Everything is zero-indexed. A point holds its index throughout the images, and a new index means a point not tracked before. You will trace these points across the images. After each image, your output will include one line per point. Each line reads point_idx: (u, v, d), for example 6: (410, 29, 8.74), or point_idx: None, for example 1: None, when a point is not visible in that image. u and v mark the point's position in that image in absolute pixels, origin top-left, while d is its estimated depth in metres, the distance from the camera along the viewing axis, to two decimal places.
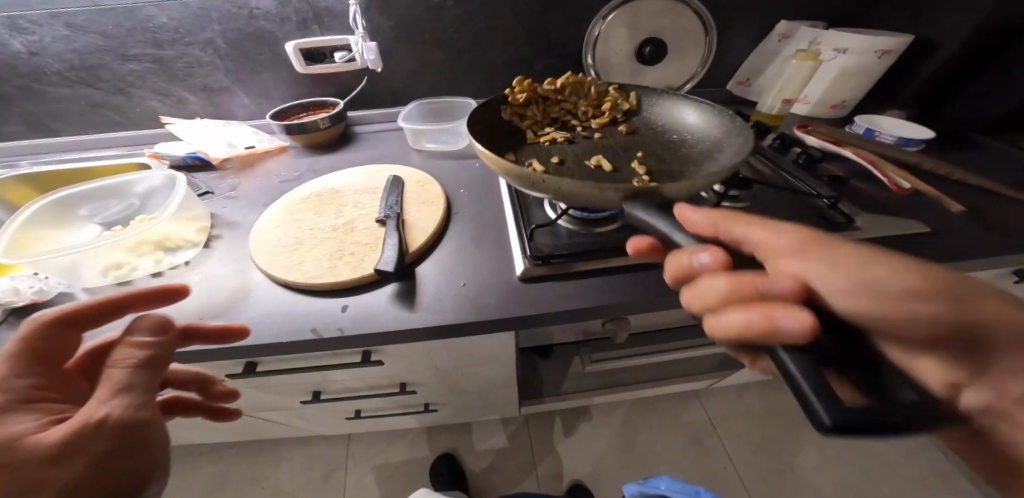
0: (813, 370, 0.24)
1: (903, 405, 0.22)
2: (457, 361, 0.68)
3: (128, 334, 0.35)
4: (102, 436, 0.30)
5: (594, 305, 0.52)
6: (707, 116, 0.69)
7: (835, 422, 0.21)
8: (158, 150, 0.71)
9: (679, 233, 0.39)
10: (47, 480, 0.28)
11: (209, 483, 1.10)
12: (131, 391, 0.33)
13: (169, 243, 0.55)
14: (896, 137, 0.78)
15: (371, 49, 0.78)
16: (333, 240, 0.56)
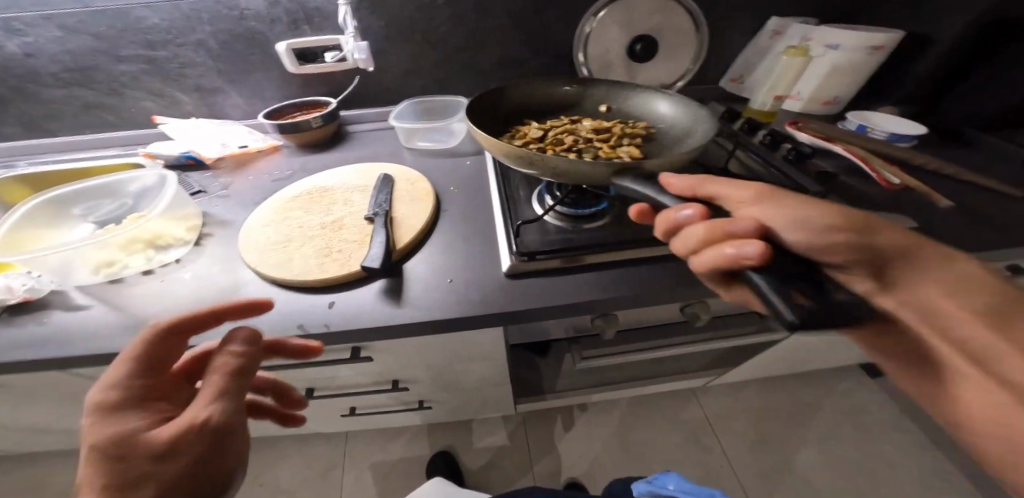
0: (775, 284, 0.31)
1: (833, 306, 0.30)
2: (447, 358, 0.68)
3: (228, 344, 0.36)
4: (203, 439, 0.31)
5: (580, 301, 0.52)
6: (679, 104, 0.71)
7: (797, 319, 0.28)
8: (153, 150, 0.72)
9: (663, 195, 0.45)
10: (151, 479, 0.29)
11: None
12: (227, 399, 0.33)
13: (160, 241, 0.55)
14: (887, 133, 0.78)
15: (361, 49, 0.78)
16: (322, 237, 0.56)
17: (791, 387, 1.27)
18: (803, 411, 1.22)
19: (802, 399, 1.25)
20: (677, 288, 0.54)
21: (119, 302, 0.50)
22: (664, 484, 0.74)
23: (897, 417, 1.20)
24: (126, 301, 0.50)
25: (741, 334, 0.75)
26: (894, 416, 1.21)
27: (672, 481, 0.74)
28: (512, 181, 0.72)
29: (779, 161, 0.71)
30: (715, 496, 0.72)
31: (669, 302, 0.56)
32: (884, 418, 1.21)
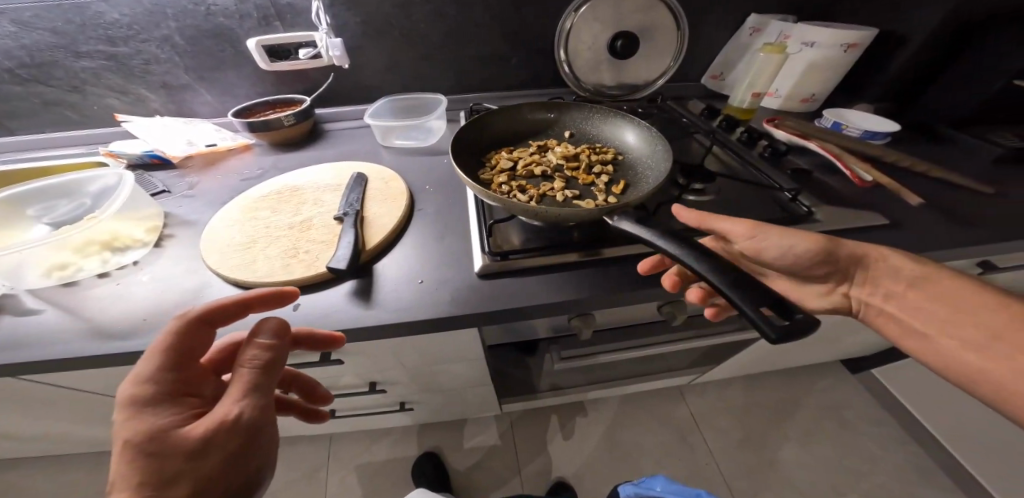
0: (756, 308, 0.36)
1: (794, 321, 0.35)
2: (424, 360, 0.67)
3: (252, 341, 0.36)
4: (234, 436, 0.33)
5: (552, 302, 0.51)
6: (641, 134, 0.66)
7: (776, 336, 0.34)
8: (114, 149, 0.70)
9: (659, 237, 0.44)
10: (187, 472, 0.31)
11: None
12: (255, 393, 0.35)
13: (117, 242, 0.53)
14: (862, 130, 0.79)
15: (336, 46, 0.76)
16: (288, 238, 0.55)
17: (775, 384, 1.28)
18: (786, 407, 1.23)
19: (785, 395, 1.26)
20: (650, 286, 0.54)
21: (73, 306, 0.48)
22: (652, 485, 0.75)
23: (877, 411, 1.22)
24: (80, 304, 0.48)
25: (720, 331, 0.75)
26: (874, 411, 1.22)
27: (660, 482, 0.74)
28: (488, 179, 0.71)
29: (754, 158, 0.71)
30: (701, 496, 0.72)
31: (641, 302, 0.56)
32: (865, 414, 1.22)
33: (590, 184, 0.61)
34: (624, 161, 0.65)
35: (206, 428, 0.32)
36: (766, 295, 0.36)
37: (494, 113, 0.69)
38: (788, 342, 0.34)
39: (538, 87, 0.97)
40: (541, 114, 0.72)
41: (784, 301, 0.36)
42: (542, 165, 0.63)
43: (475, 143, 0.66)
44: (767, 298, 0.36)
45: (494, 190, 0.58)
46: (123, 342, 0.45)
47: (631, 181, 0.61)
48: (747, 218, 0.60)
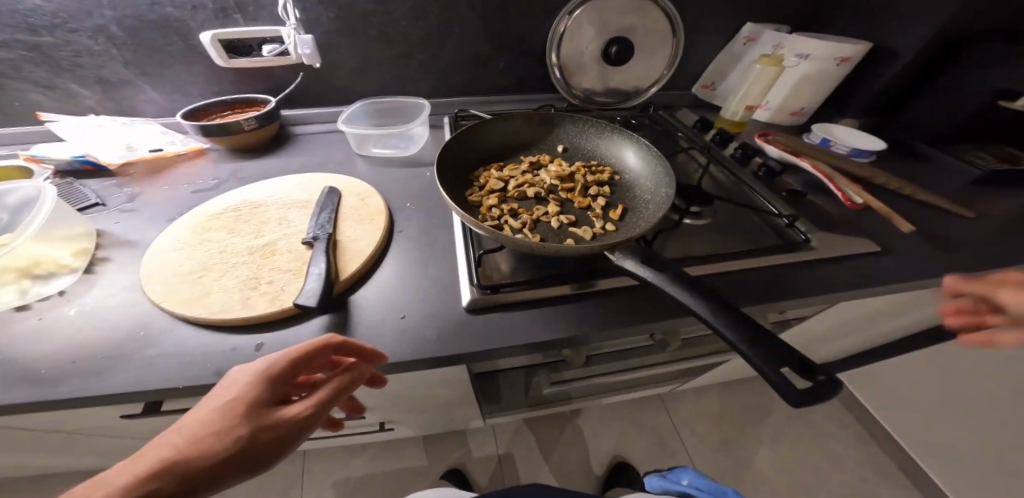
0: (778, 367, 0.32)
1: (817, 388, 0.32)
2: (404, 387, 0.61)
3: (361, 370, 0.40)
4: (285, 433, 0.35)
5: (547, 338, 0.47)
6: (637, 153, 0.62)
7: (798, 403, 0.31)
8: (35, 153, 0.60)
9: (669, 282, 0.40)
10: (252, 445, 0.33)
11: None
12: (320, 408, 0.38)
13: (39, 269, 0.45)
14: (850, 147, 0.78)
15: (305, 43, 0.70)
16: (249, 265, 0.48)
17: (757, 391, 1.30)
18: (759, 411, 1.24)
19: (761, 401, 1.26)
20: (648, 321, 0.50)
21: None
22: (676, 480, 0.73)
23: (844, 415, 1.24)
24: None
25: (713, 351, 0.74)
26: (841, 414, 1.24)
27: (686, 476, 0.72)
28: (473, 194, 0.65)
29: (750, 177, 0.68)
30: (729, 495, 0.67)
31: (640, 333, 0.52)
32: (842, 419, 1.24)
33: (587, 207, 0.57)
34: (620, 182, 0.61)
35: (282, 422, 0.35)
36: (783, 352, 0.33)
37: (482, 124, 0.64)
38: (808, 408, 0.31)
39: (524, 92, 0.92)
40: (534, 126, 0.67)
41: (801, 358, 0.34)
42: (534, 186, 0.58)
43: (460, 159, 0.61)
44: (782, 354, 0.33)
45: (483, 216, 0.53)
46: (42, 396, 0.37)
47: (629, 205, 0.57)
48: (743, 246, 0.57)
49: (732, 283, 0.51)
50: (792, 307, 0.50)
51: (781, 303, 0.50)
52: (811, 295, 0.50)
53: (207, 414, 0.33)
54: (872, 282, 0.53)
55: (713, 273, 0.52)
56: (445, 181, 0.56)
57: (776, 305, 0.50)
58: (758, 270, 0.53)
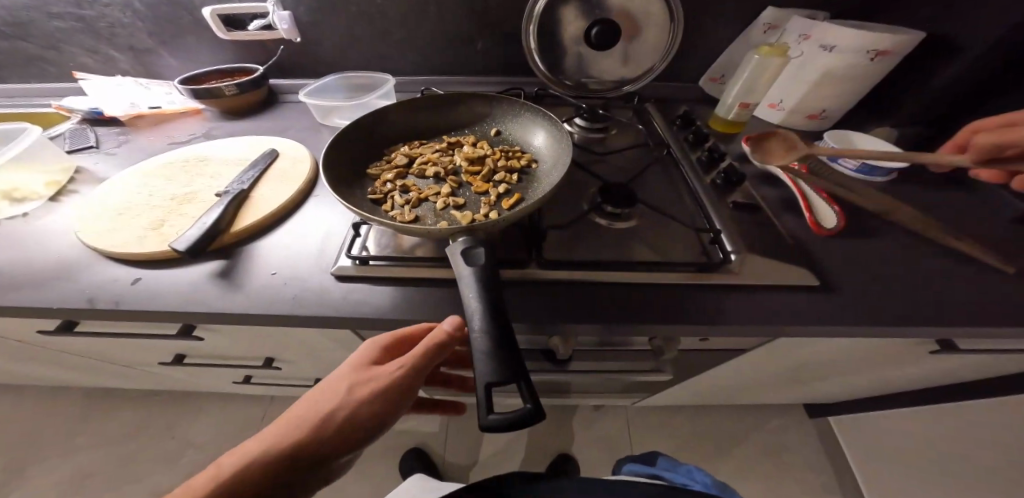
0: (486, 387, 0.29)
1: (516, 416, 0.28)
2: (297, 343, 0.64)
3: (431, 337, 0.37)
4: (342, 428, 0.36)
5: (389, 317, 0.47)
6: (560, 143, 0.58)
7: (485, 425, 0.29)
8: (64, 103, 0.73)
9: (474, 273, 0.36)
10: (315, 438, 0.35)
11: (129, 427, 1.17)
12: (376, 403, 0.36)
13: (17, 194, 0.57)
14: (857, 164, 0.67)
15: (283, 18, 0.76)
16: (163, 209, 0.54)
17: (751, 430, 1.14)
18: (727, 443, 1.12)
19: (732, 436, 1.14)
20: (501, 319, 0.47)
21: None
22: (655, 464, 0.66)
23: (829, 469, 1.09)
24: None
25: (625, 367, 0.65)
26: (822, 465, 1.09)
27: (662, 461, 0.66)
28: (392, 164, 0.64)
29: (705, 187, 0.64)
30: (693, 472, 0.62)
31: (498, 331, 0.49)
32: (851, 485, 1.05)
33: (484, 192, 0.55)
34: (534, 171, 0.58)
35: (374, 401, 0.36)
36: (506, 371, 0.30)
37: (409, 101, 0.64)
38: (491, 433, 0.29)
39: (506, 76, 0.89)
40: (467, 106, 0.66)
41: (524, 381, 0.30)
42: (437, 165, 0.57)
43: (378, 134, 0.62)
44: (510, 373, 0.30)
45: (371, 189, 0.54)
46: None
47: (527, 196, 0.54)
48: (659, 257, 0.54)
49: (620, 292, 0.50)
50: (683, 330, 0.48)
51: (668, 325, 0.47)
52: (702, 322, 0.47)
53: (339, 381, 0.38)
54: (783, 319, 0.48)
55: (608, 280, 0.50)
56: (349, 153, 0.58)
57: (663, 326, 0.47)
58: (658, 286, 0.51)
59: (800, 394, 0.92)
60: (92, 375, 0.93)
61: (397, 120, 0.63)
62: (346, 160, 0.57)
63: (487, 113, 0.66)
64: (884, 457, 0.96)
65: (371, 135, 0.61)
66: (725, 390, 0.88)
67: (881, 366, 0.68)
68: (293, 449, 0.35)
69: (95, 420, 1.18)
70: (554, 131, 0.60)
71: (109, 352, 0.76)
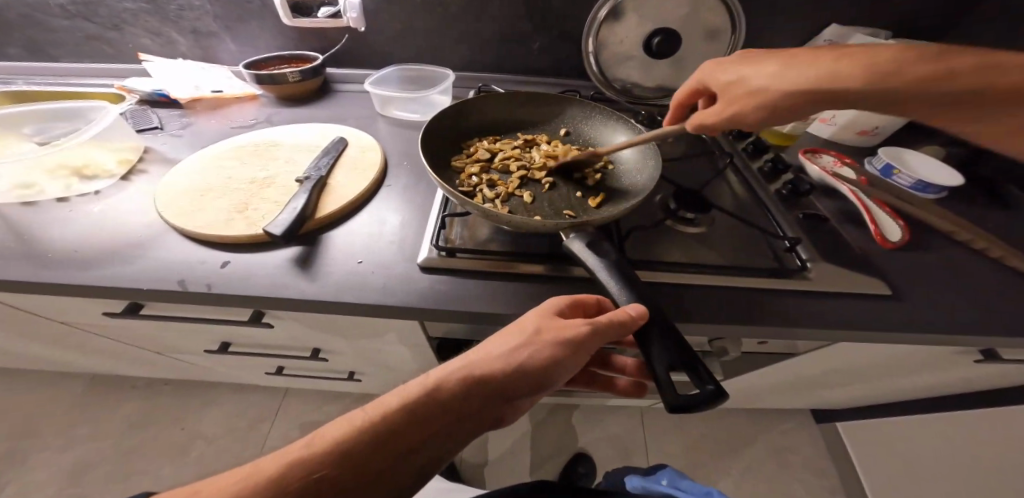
0: (664, 368, 0.33)
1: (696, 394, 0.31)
2: (356, 336, 0.59)
3: (613, 313, 0.34)
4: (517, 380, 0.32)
5: (483, 310, 0.45)
6: (639, 147, 0.60)
7: (669, 408, 0.31)
8: (127, 84, 0.74)
9: (604, 270, 0.39)
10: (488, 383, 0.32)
11: (128, 418, 1.06)
12: (555, 355, 0.33)
13: (87, 171, 0.57)
14: (913, 179, 0.65)
15: (354, 7, 0.75)
16: (245, 192, 0.55)
17: (788, 444, 1.10)
18: (733, 446, 1.09)
19: (731, 434, 1.11)
20: None
21: (24, 222, 0.50)
22: (657, 478, 0.58)
23: (827, 468, 1.06)
24: (33, 222, 0.51)
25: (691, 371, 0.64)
26: (821, 464, 1.07)
27: (667, 475, 0.57)
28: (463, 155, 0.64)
29: (770, 195, 0.61)
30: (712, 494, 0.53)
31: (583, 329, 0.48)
32: None
33: (569, 190, 0.56)
34: (612, 172, 0.59)
35: (543, 359, 0.32)
36: (676, 356, 0.34)
37: (486, 96, 0.64)
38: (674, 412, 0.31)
39: (561, 77, 0.90)
40: (541, 105, 0.67)
41: (698, 365, 0.33)
42: (520, 160, 0.58)
43: (454, 131, 0.63)
44: (682, 357, 0.33)
45: (459, 181, 0.55)
46: (46, 275, 0.45)
47: (611, 196, 0.55)
48: (726, 260, 0.51)
49: (711, 298, 0.47)
50: (769, 334, 0.45)
51: (741, 327, 0.45)
52: (780, 326, 0.45)
53: (496, 340, 0.34)
54: (862, 324, 0.45)
55: (685, 282, 0.48)
56: (433, 146, 0.58)
57: (747, 330, 0.45)
58: (732, 289, 0.48)
59: (822, 403, 0.90)
60: (96, 365, 0.86)
61: (474, 115, 0.64)
62: (429, 152, 0.57)
63: (559, 112, 0.67)
64: (885, 465, 0.94)
65: (450, 129, 0.62)
66: (772, 395, 0.86)
67: (919, 375, 0.68)
68: (446, 404, 0.31)
69: (69, 411, 1.07)
70: (630, 135, 0.62)
71: (130, 342, 0.71)
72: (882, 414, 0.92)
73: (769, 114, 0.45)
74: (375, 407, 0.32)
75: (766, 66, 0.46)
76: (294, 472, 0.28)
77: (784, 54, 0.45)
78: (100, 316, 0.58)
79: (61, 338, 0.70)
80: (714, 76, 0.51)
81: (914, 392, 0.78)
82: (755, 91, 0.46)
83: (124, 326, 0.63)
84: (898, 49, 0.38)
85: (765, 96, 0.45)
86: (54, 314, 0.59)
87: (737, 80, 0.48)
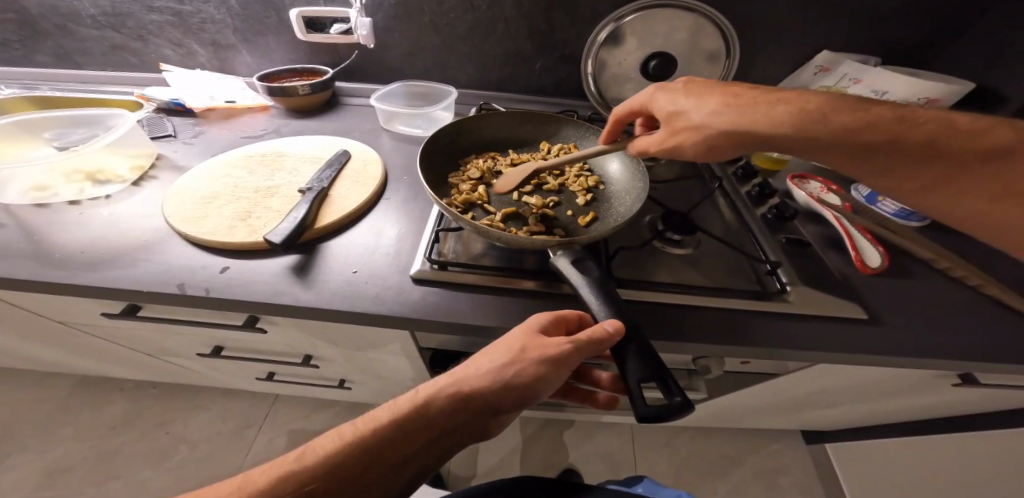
0: (637, 381, 0.34)
1: (664, 408, 0.32)
2: (346, 344, 0.61)
3: (592, 332, 0.35)
4: (499, 396, 0.33)
5: (466, 322, 0.47)
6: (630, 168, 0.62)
7: (639, 417, 0.33)
8: (146, 93, 0.77)
9: (587, 286, 0.41)
10: (472, 398, 0.33)
11: (121, 418, 1.08)
12: (536, 374, 0.33)
13: (101, 176, 0.60)
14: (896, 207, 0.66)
15: (365, 25, 0.78)
16: (248, 201, 0.57)
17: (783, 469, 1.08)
18: (719, 466, 1.07)
19: (720, 454, 1.09)
20: None
21: (35, 223, 0.53)
22: (634, 487, 0.58)
23: (815, 491, 1.04)
24: (43, 223, 0.53)
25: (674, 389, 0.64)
26: (809, 487, 1.05)
27: (644, 486, 0.57)
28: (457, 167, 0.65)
29: (757, 220, 0.62)
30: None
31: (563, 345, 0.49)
32: None
33: (561, 210, 0.58)
34: (603, 192, 0.61)
35: (524, 377, 0.33)
36: (648, 368, 0.34)
37: (485, 115, 0.67)
38: (645, 424, 0.32)
39: (563, 96, 0.92)
40: (537, 126, 0.69)
41: (667, 378, 0.34)
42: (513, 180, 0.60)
43: (451, 148, 0.65)
44: (652, 371, 0.34)
45: (454, 198, 0.57)
46: (50, 274, 0.47)
47: (601, 215, 0.57)
48: (709, 281, 0.52)
49: (691, 317, 0.48)
50: (746, 353, 0.46)
51: (721, 346, 0.45)
52: (760, 347, 0.45)
53: (480, 355, 0.35)
54: (841, 348, 0.46)
55: (667, 300, 0.49)
56: (430, 164, 0.61)
57: (723, 349, 0.46)
58: (716, 309, 0.48)
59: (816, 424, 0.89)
60: (93, 366, 0.88)
61: (473, 135, 0.67)
62: (425, 170, 0.60)
63: (555, 132, 0.69)
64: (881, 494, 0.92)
65: (448, 146, 0.64)
66: (760, 416, 0.85)
67: (904, 399, 0.67)
68: (430, 418, 0.33)
69: (63, 410, 1.08)
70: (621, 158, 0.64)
71: (125, 344, 0.73)
72: (875, 436, 0.90)
73: (700, 149, 0.45)
74: (363, 422, 0.34)
75: (707, 102, 0.46)
76: (284, 487, 0.30)
77: (720, 94, 0.46)
78: (99, 317, 0.60)
79: (59, 338, 0.72)
80: (659, 104, 0.50)
81: (904, 416, 0.77)
82: (694, 125, 0.45)
83: (120, 328, 0.65)
84: (825, 101, 0.41)
85: (704, 131, 0.45)
86: (52, 314, 0.61)
87: (679, 113, 0.48)
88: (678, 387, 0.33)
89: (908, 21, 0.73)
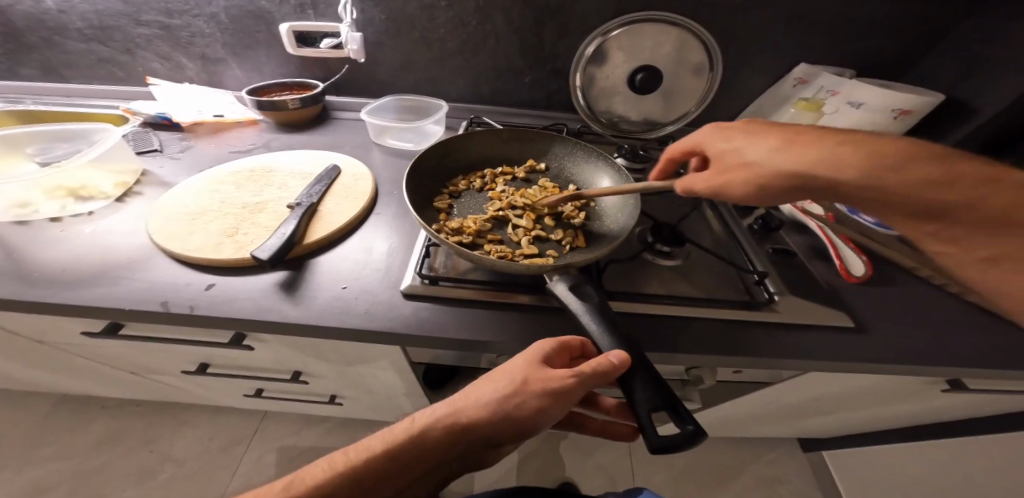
0: (649, 408, 0.34)
1: (675, 437, 0.32)
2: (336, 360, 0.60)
3: (596, 362, 0.34)
4: (497, 429, 0.33)
5: (455, 338, 0.46)
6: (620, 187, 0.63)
7: (652, 450, 0.32)
8: (133, 107, 0.76)
9: (587, 313, 0.40)
10: (471, 430, 0.33)
11: (100, 438, 1.04)
12: (536, 407, 0.32)
13: (84, 192, 0.59)
14: None
15: (356, 39, 0.79)
16: (235, 217, 0.56)
17: (779, 477, 1.08)
18: (715, 474, 1.07)
19: (715, 462, 1.09)
20: None
21: (13, 240, 0.52)
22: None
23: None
24: (22, 240, 0.52)
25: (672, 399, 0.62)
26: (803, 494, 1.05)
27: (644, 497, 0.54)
28: (448, 180, 0.65)
29: (743, 230, 0.64)
30: None
31: None
32: None
33: (553, 229, 0.58)
34: (594, 210, 0.62)
35: (524, 410, 0.32)
36: (657, 397, 0.34)
37: (474, 133, 0.68)
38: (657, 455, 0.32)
39: (552, 109, 0.94)
40: (526, 143, 0.70)
41: (678, 406, 0.34)
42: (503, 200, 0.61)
43: (441, 163, 0.66)
44: (662, 399, 0.34)
45: (445, 219, 0.57)
46: (28, 292, 0.46)
47: (593, 233, 0.58)
48: (701, 293, 0.53)
49: (690, 329, 0.48)
50: (748, 364, 0.46)
51: (721, 357, 0.46)
52: (758, 357, 0.46)
53: (479, 385, 0.35)
54: (829, 355, 0.46)
55: (663, 313, 0.49)
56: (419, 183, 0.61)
57: (724, 359, 0.46)
58: (711, 319, 0.49)
59: (811, 430, 0.89)
60: (73, 385, 0.85)
61: (462, 154, 0.68)
62: (416, 188, 0.60)
63: (544, 148, 0.70)
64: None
65: (437, 162, 0.65)
66: (755, 424, 0.85)
67: (892, 404, 0.68)
68: (425, 451, 0.33)
69: (38, 432, 1.04)
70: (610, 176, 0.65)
71: (105, 362, 0.71)
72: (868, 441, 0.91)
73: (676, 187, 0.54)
74: (359, 450, 0.34)
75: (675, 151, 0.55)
76: None
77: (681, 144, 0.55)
78: (78, 335, 0.58)
79: (36, 357, 0.70)
80: None
81: (895, 420, 0.77)
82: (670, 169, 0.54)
83: (101, 346, 0.63)
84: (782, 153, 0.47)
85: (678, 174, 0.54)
86: (31, 333, 0.59)
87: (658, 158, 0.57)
88: (689, 416, 0.33)
89: (883, 36, 0.76)
